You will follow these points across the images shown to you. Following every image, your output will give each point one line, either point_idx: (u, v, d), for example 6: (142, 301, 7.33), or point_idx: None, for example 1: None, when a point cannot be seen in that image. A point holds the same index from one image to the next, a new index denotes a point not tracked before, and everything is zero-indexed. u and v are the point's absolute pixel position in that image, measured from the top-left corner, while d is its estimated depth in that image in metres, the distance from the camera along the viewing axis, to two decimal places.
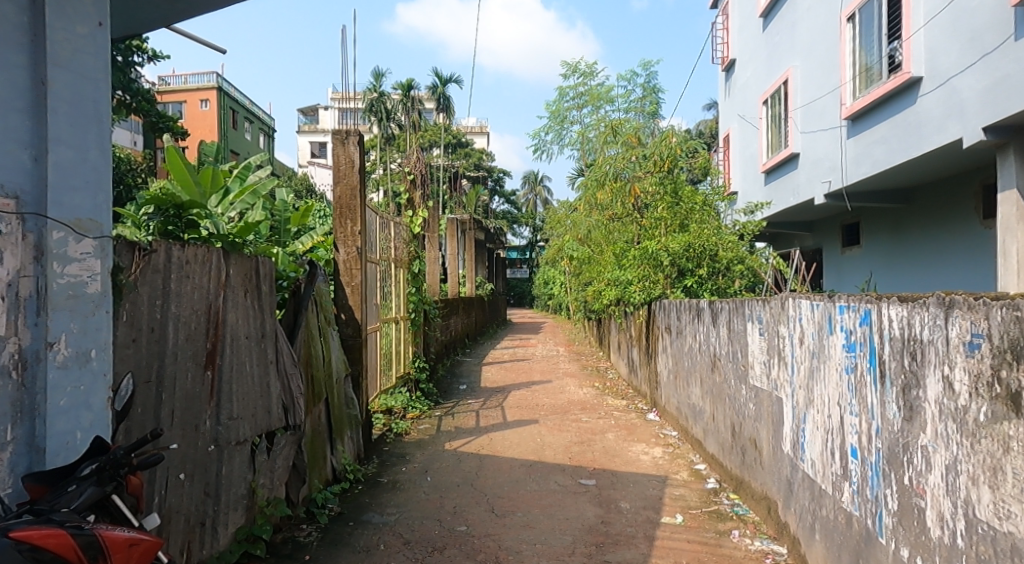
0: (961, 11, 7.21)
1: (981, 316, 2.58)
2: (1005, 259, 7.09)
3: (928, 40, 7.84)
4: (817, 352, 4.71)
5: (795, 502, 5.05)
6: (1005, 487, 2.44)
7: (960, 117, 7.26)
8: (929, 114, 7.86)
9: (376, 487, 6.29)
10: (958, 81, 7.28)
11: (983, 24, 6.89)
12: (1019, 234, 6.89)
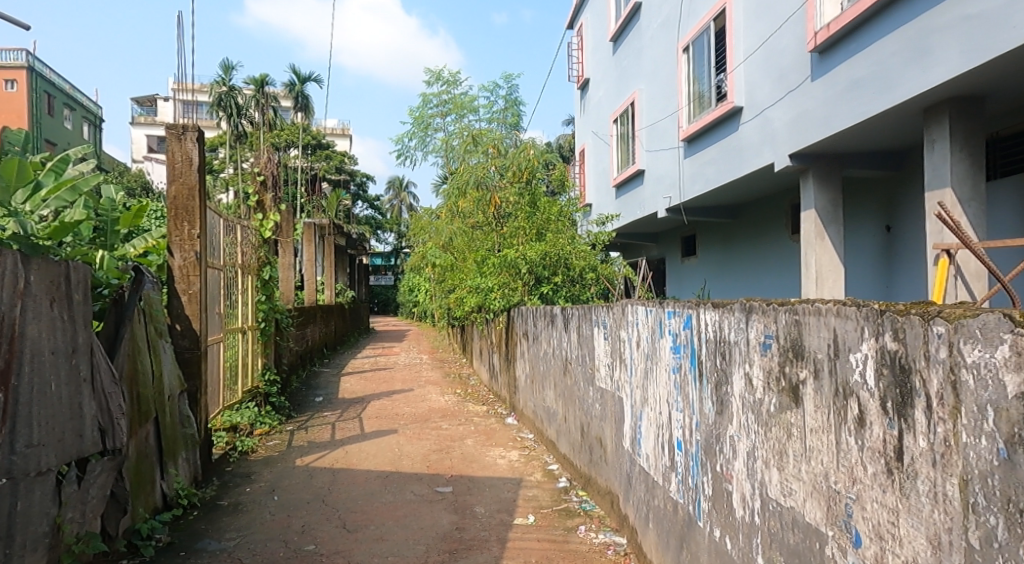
0: (773, 51, 8.06)
1: (771, 320, 2.95)
2: (806, 269, 8.08)
3: (747, 75, 8.71)
4: (650, 354, 5.11)
5: (632, 494, 5.44)
6: (788, 468, 2.79)
7: (773, 144, 8.13)
8: (749, 140, 8.72)
9: (214, 512, 6.00)
10: (771, 113, 8.16)
11: (788, 65, 7.74)
12: (818, 248, 7.87)
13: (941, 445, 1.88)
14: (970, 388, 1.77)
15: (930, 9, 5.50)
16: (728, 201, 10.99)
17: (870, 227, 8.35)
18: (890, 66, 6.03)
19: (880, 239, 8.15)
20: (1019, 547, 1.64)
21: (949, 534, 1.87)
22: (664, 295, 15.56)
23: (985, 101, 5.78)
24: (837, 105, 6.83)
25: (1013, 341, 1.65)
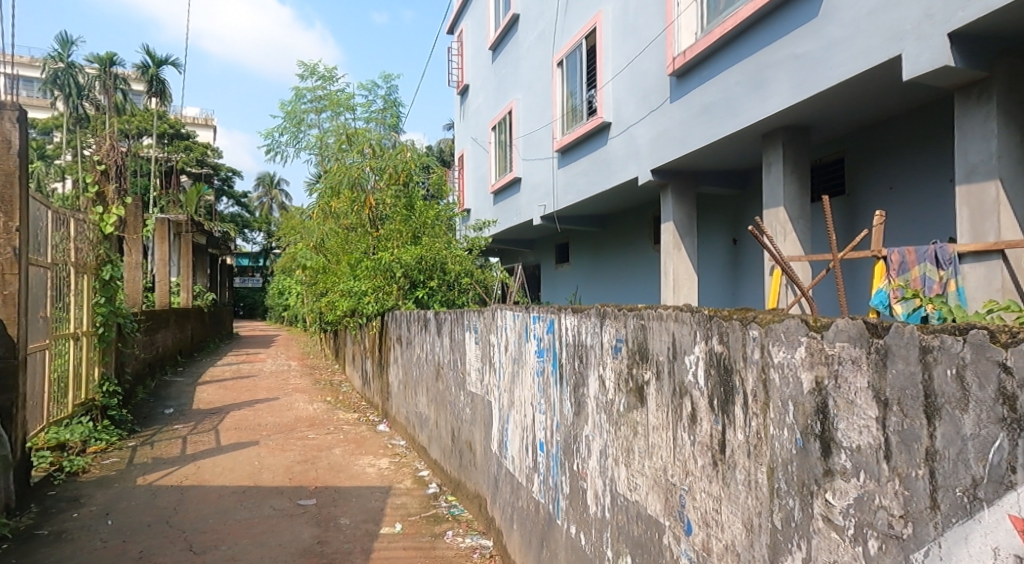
0: (638, 72, 8.50)
1: (622, 324, 3.13)
2: (664, 277, 8.59)
3: (615, 92, 9.12)
4: (517, 358, 5.22)
5: (499, 496, 5.52)
6: (634, 464, 2.97)
7: (638, 159, 8.57)
8: (616, 154, 9.14)
9: (30, 542, 5.43)
10: (636, 130, 8.60)
11: (651, 85, 8.18)
12: (675, 257, 8.38)
13: (753, 437, 2.11)
14: (775, 385, 2.00)
15: (766, 45, 6.01)
16: (597, 211, 11.45)
17: (720, 240, 9.01)
18: (735, 94, 6.53)
19: (729, 251, 8.81)
20: (810, 526, 1.87)
21: (759, 517, 2.08)
22: (538, 300, 15.96)
23: (811, 130, 6.38)
24: (691, 127, 7.31)
25: (808, 342, 1.88)
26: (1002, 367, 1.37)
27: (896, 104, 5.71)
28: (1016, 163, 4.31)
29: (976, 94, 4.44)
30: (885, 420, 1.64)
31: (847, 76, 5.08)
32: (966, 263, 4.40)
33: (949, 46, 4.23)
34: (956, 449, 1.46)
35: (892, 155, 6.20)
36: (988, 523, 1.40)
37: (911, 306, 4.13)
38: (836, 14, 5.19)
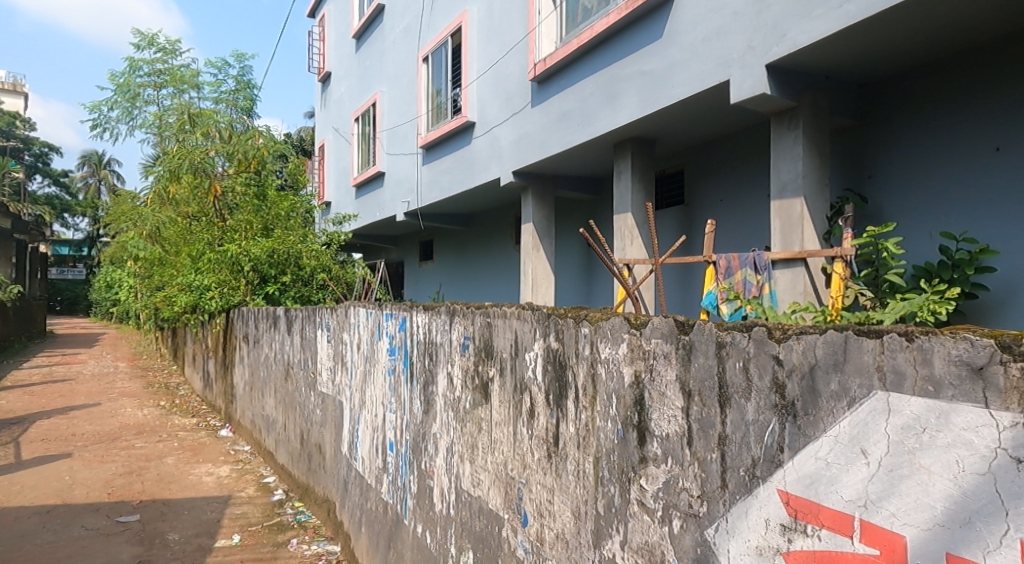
0: (501, 75, 8.64)
1: (469, 323, 3.24)
2: (524, 277, 8.77)
3: (479, 92, 9.20)
4: (368, 357, 5.14)
5: (348, 500, 5.40)
6: (478, 460, 3.09)
7: (499, 160, 8.70)
8: (480, 155, 9.22)
9: None
10: (499, 132, 8.71)
11: (513, 89, 8.34)
12: (534, 258, 8.57)
13: (583, 430, 2.36)
14: (602, 380, 2.26)
15: (617, 60, 6.31)
16: (461, 210, 11.44)
17: (574, 242, 9.33)
18: (589, 104, 6.80)
19: (582, 252, 9.19)
20: (628, 509, 2.12)
21: (586, 505, 2.33)
22: (401, 297, 15.77)
23: (655, 144, 6.80)
24: (550, 132, 7.54)
25: (629, 340, 2.14)
26: (776, 359, 1.63)
27: (727, 124, 6.21)
28: (817, 184, 4.84)
29: (787, 120, 4.91)
30: (688, 409, 1.90)
31: (686, 95, 5.45)
32: (778, 268, 4.87)
33: (767, 75, 4.65)
34: (741, 433, 1.72)
35: (723, 170, 6.74)
36: (763, 497, 1.65)
37: (736, 306, 4.82)
38: (676, 37, 5.55)
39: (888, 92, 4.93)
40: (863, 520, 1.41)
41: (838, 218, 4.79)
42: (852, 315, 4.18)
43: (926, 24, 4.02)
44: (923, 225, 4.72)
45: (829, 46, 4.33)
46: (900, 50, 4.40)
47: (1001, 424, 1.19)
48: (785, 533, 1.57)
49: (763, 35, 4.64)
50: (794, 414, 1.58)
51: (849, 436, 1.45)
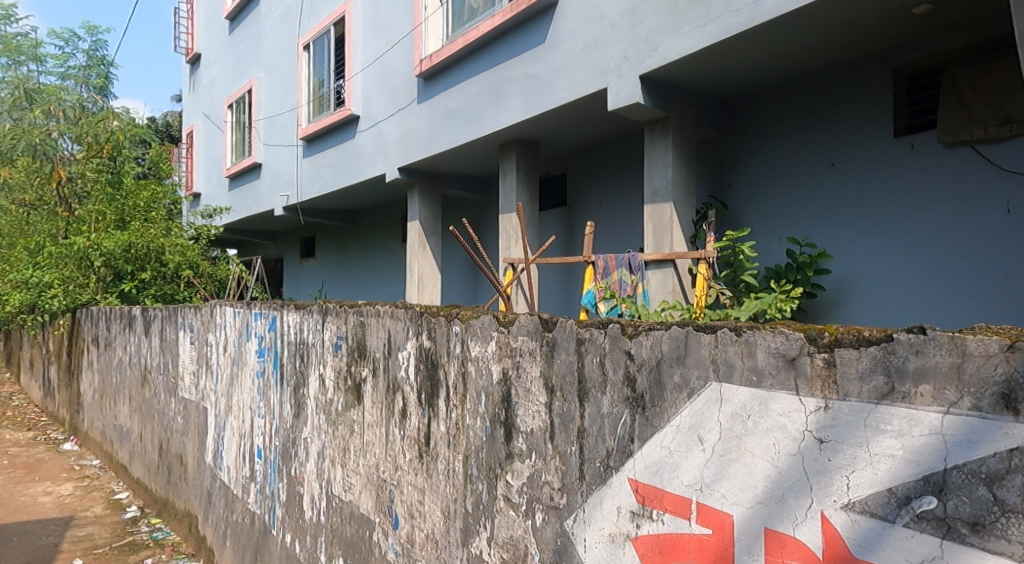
0: (386, 69, 8.41)
1: (342, 322, 3.18)
2: (410, 276, 8.64)
3: (364, 85, 8.91)
4: (236, 359, 4.88)
5: (212, 513, 5.10)
6: (350, 464, 3.04)
7: (385, 156, 8.43)
8: (365, 150, 8.92)
9: None
10: (383, 127, 8.45)
11: (399, 84, 8.12)
12: (420, 256, 8.49)
13: (453, 428, 2.41)
14: (472, 378, 2.34)
15: (501, 61, 6.31)
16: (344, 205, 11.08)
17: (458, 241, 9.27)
18: (475, 104, 6.75)
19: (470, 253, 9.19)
20: (494, 506, 2.19)
21: (455, 504, 2.38)
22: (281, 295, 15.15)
23: (539, 146, 6.94)
24: (435, 130, 7.40)
25: (498, 337, 2.23)
26: (629, 354, 1.75)
27: (604, 130, 6.43)
28: (685, 190, 5.12)
29: (659, 129, 5.12)
30: (551, 404, 1.99)
31: (567, 100, 5.54)
32: (651, 269, 5.08)
33: (640, 86, 4.83)
34: (598, 426, 1.83)
35: (601, 174, 6.98)
36: (616, 487, 1.75)
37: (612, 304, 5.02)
38: (558, 43, 5.64)
39: (746, 107, 5.28)
40: (700, 503, 1.53)
41: (702, 222, 5.15)
42: (713, 312, 4.52)
43: (777, 48, 4.34)
44: (773, 233, 5.11)
45: (695, 61, 4.57)
46: (755, 69, 4.72)
47: (807, 409, 1.33)
48: (634, 519, 1.68)
49: (637, 47, 4.82)
50: (643, 405, 1.69)
51: (689, 425, 1.57)
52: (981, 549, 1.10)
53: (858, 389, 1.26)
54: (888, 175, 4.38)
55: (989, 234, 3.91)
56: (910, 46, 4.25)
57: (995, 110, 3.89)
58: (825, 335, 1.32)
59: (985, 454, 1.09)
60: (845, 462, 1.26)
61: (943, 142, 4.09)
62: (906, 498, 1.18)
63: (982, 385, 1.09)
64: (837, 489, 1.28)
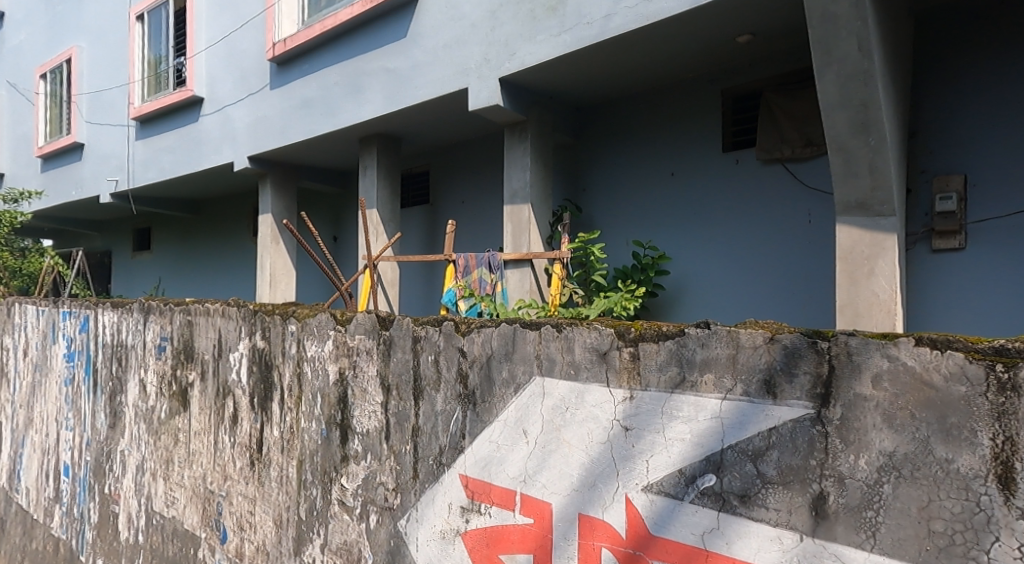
0: (236, 47, 7.16)
1: (167, 321, 3.01)
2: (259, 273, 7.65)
3: (209, 64, 7.56)
4: (40, 364, 4.34)
5: (6, 542, 4.50)
6: (173, 477, 2.89)
7: (231, 145, 7.20)
8: (208, 136, 7.58)
9: None
10: (232, 111, 7.20)
11: (249, 66, 6.94)
12: (272, 251, 7.51)
13: (286, 433, 2.41)
14: (308, 378, 2.36)
15: (364, 51, 5.57)
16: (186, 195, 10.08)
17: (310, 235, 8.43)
18: (333, 96, 5.90)
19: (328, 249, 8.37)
20: (328, 511, 2.24)
21: (288, 512, 2.37)
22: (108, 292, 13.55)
23: (401, 142, 6.25)
24: (291, 120, 6.36)
25: (334, 336, 2.28)
26: (460, 350, 1.93)
27: (463, 131, 6.03)
28: (542, 193, 4.97)
29: (519, 131, 4.89)
30: (386, 403, 2.11)
31: (431, 98, 5.01)
32: (510, 268, 4.91)
33: (501, 89, 4.56)
34: (431, 424, 1.99)
35: (461, 171, 6.41)
36: (447, 484, 1.92)
37: (471, 302, 4.82)
38: (419, 38, 5.09)
39: (597, 117, 5.25)
40: (523, 494, 1.73)
41: (558, 224, 5.08)
42: (567, 311, 4.55)
43: (632, 60, 4.30)
44: (621, 236, 5.12)
45: (554, 67, 4.41)
46: (608, 79, 4.66)
47: (616, 400, 1.56)
48: (464, 514, 1.86)
49: (496, 50, 4.56)
50: (473, 401, 1.88)
51: (515, 419, 1.77)
52: (745, 514, 1.35)
53: (657, 379, 1.50)
54: (718, 188, 4.56)
55: (804, 243, 4.17)
56: (737, 71, 4.44)
57: (800, 133, 4.17)
58: (631, 331, 1.56)
59: (751, 434, 1.35)
60: (646, 447, 1.50)
61: (761, 158, 4.32)
62: (693, 477, 1.42)
63: (749, 372, 1.36)
64: (639, 472, 1.51)
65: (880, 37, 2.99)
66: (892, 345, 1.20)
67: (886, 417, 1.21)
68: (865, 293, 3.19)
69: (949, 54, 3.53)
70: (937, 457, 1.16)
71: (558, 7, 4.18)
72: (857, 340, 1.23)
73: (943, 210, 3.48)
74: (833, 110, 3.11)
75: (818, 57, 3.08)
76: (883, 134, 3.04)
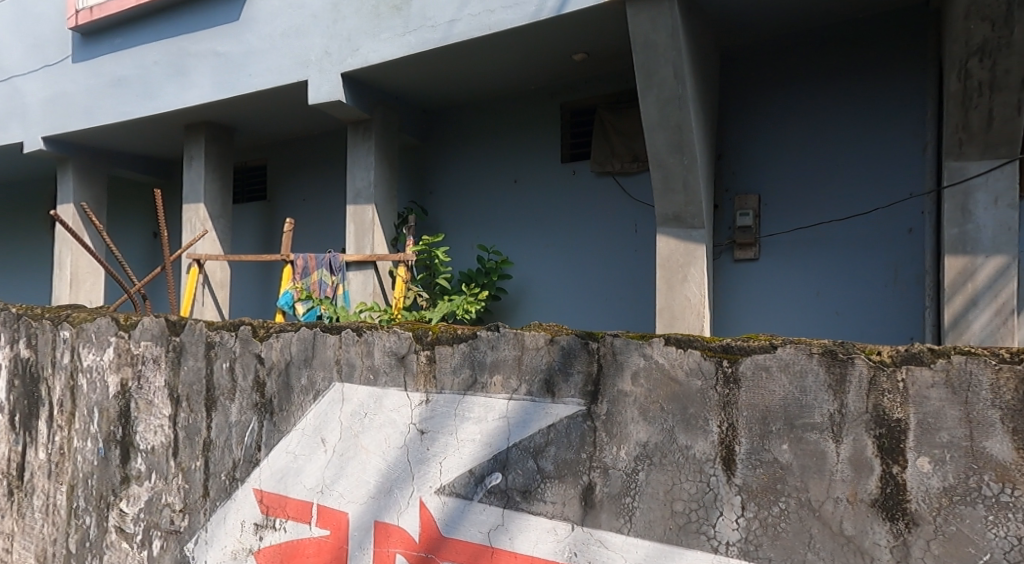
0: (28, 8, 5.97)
1: None
2: (54, 273, 6.23)
3: None
4: None
5: None
6: None
7: (22, 121, 5.99)
8: None
9: None
10: (22, 83, 5.98)
11: (46, 32, 5.81)
12: (75, 247, 6.16)
13: (58, 454, 2.33)
14: (83, 392, 2.29)
15: (188, 29, 4.92)
16: None
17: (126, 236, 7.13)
18: (151, 76, 5.15)
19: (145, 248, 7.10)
20: (104, 541, 2.19)
21: (54, 546, 2.31)
22: None
23: (233, 134, 5.70)
24: (96, 99, 5.46)
25: (117, 343, 2.22)
26: (258, 356, 1.99)
27: (302, 126, 5.58)
28: (387, 193, 4.78)
29: (363, 130, 4.65)
30: (175, 416, 2.12)
31: (267, 88, 4.57)
32: (352, 269, 4.67)
33: (343, 84, 4.28)
34: (224, 438, 2.03)
35: (304, 168, 5.89)
36: (240, 501, 1.97)
37: (309, 305, 4.59)
38: (254, 23, 4.62)
39: (447, 121, 5.10)
40: (318, 505, 1.85)
41: (403, 225, 4.88)
42: (411, 315, 4.41)
43: (483, 66, 4.23)
44: (466, 238, 5.03)
45: (398, 67, 4.22)
46: (457, 84, 4.55)
47: (412, 403, 1.75)
48: (257, 531, 1.93)
49: (338, 44, 4.26)
50: (270, 411, 1.96)
51: (313, 428, 1.88)
52: (525, 507, 1.55)
53: (451, 382, 1.69)
54: (557, 196, 4.61)
55: (626, 249, 4.33)
56: (574, 87, 4.50)
57: (628, 149, 4.31)
58: (428, 335, 1.73)
59: (533, 432, 1.57)
60: (439, 449, 1.69)
61: (595, 171, 4.41)
62: (481, 477, 1.62)
63: (532, 372, 1.58)
64: (432, 475, 1.68)
65: (692, 67, 3.31)
66: (647, 345, 1.46)
67: (643, 411, 1.46)
68: (679, 297, 3.49)
69: (762, 86, 3.82)
70: (680, 444, 1.42)
71: (403, 7, 3.98)
72: (620, 340, 1.49)
73: (742, 225, 3.77)
74: (654, 128, 3.38)
75: (640, 79, 3.35)
76: (694, 154, 3.37)
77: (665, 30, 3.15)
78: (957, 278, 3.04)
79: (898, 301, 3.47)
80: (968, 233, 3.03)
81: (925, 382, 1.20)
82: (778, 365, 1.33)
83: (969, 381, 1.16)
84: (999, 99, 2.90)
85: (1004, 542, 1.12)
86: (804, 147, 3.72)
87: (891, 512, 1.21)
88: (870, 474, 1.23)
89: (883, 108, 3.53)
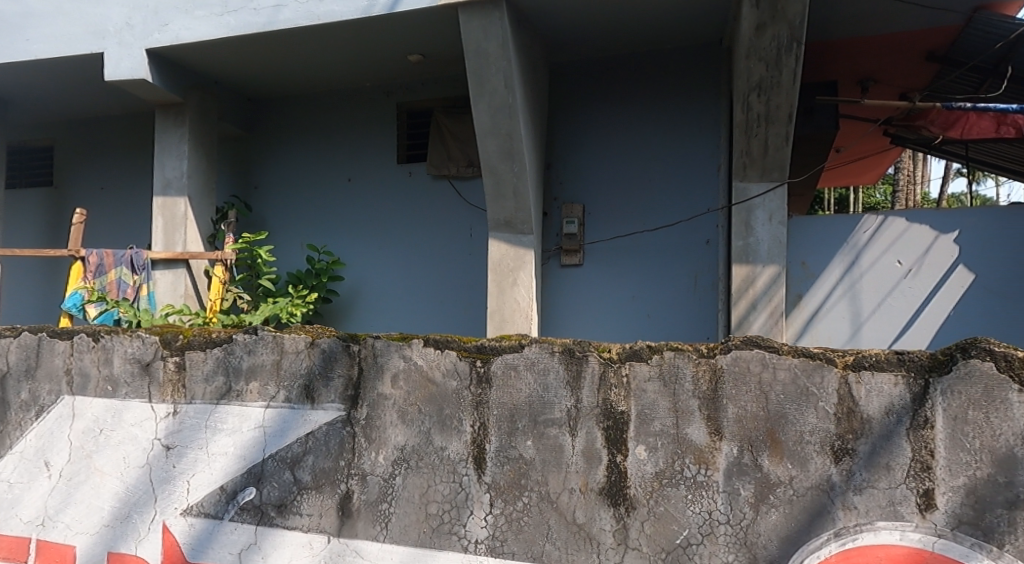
0: None
1: None
2: None
3: None
4: None
5: None
6: None
7: None
8: None
9: None
10: None
11: None
12: None
13: None
14: None
15: None
16: None
17: None
18: None
19: None
20: None
21: None
22: None
23: (6, 107, 4.77)
24: None
25: None
26: None
27: (96, 105, 4.83)
28: (203, 187, 4.27)
29: (175, 115, 4.15)
30: None
31: (49, 56, 3.88)
32: (158, 268, 4.08)
33: (148, 61, 3.77)
34: None
35: (98, 154, 5.08)
36: None
37: (103, 308, 3.79)
38: None
39: (273, 110, 4.70)
40: (34, 538, 2.18)
41: (223, 221, 4.38)
42: (230, 318, 3.95)
43: (315, 58, 3.95)
44: (294, 237, 4.63)
45: (213, 51, 3.81)
46: (284, 73, 4.20)
47: (149, 419, 2.05)
48: None
49: (142, 15, 3.75)
50: None
51: (33, 455, 2.21)
52: (279, 522, 1.86)
53: (200, 393, 2.00)
54: (390, 197, 4.38)
55: (460, 254, 4.20)
56: (411, 88, 4.33)
57: (463, 153, 4.17)
58: (177, 341, 2.03)
59: (291, 441, 1.88)
60: (186, 465, 1.98)
61: (431, 174, 4.23)
62: (235, 493, 1.92)
63: (291, 376, 1.90)
64: (177, 496, 1.98)
65: (522, 80, 3.40)
66: (405, 346, 1.81)
67: (402, 413, 1.81)
68: (509, 300, 3.55)
69: (590, 103, 3.93)
70: (436, 446, 1.78)
71: None
72: (381, 342, 1.83)
73: (568, 232, 3.85)
74: (485, 136, 3.44)
75: (472, 87, 3.37)
76: (524, 163, 3.47)
77: (495, 40, 3.21)
78: (741, 285, 3.22)
79: (693, 306, 3.68)
80: (750, 245, 3.23)
81: (642, 376, 1.66)
82: (523, 363, 1.73)
83: (673, 372, 1.64)
84: (772, 131, 3.18)
85: (698, 517, 1.59)
86: (619, 163, 3.87)
87: (614, 499, 1.64)
88: (599, 463, 1.66)
89: (683, 127, 3.77)
